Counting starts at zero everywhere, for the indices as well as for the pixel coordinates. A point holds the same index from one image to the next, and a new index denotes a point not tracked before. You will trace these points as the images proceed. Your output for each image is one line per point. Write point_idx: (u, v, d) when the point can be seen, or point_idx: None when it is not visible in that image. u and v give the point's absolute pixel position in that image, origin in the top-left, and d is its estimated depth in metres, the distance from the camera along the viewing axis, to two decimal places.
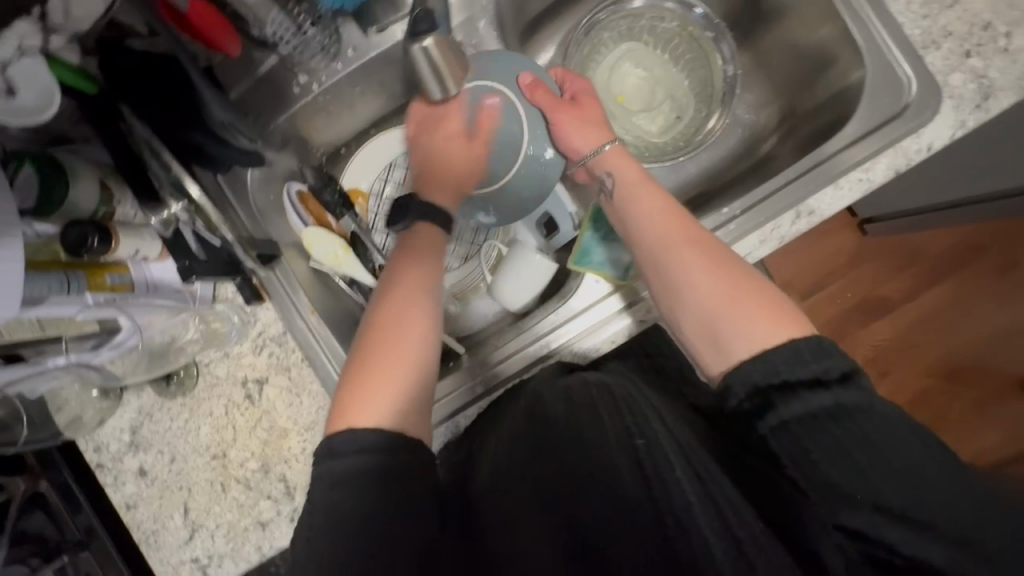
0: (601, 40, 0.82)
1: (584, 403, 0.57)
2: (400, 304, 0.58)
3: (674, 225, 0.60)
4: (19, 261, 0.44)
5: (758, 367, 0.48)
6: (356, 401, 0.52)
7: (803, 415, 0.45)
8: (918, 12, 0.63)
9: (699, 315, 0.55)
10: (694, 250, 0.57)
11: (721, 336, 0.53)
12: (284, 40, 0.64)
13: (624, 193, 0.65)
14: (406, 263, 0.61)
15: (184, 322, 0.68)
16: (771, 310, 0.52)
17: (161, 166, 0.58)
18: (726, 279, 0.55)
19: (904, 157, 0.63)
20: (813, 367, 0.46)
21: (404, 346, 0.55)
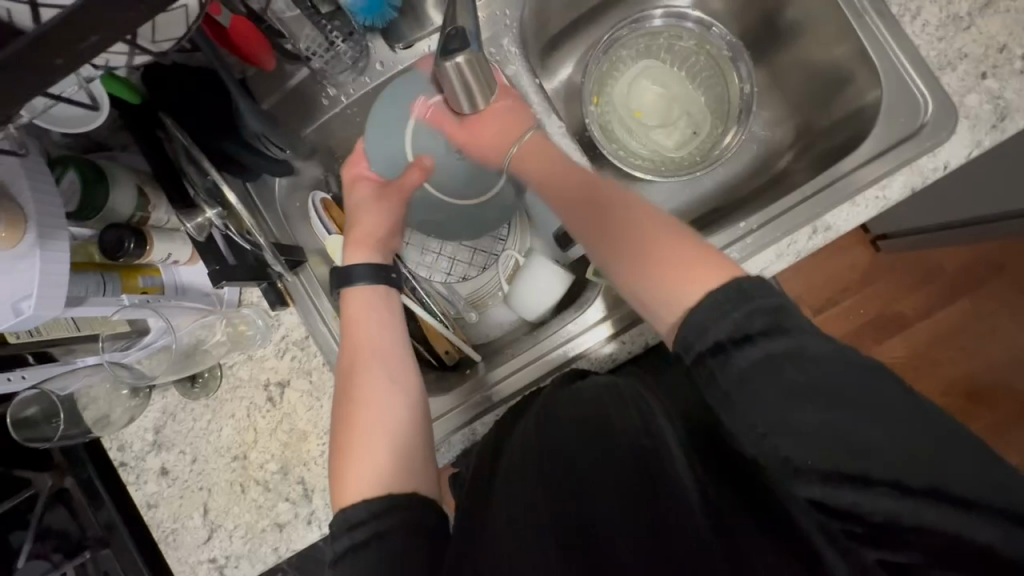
0: (619, 57, 0.84)
1: (592, 400, 0.59)
2: (363, 372, 0.60)
3: (605, 207, 0.60)
4: (68, 262, 0.46)
5: (703, 316, 0.49)
6: (347, 475, 0.54)
7: (746, 367, 0.46)
8: (934, 34, 0.64)
9: (636, 280, 0.56)
10: (626, 228, 0.58)
11: (657, 294, 0.54)
12: (316, 55, 0.66)
13: (564, 182, 0.63)
14: (359, 323, 0.62)
15: (210, 324, 0.69)
16: (698, 261, 0.53)
17: (198, 173, 0.60)
18: (655, 244, 0.55)
19: (921, 175, 0.64)
20: (733, 317, 0.47)
21: (370, 411, 0.58)
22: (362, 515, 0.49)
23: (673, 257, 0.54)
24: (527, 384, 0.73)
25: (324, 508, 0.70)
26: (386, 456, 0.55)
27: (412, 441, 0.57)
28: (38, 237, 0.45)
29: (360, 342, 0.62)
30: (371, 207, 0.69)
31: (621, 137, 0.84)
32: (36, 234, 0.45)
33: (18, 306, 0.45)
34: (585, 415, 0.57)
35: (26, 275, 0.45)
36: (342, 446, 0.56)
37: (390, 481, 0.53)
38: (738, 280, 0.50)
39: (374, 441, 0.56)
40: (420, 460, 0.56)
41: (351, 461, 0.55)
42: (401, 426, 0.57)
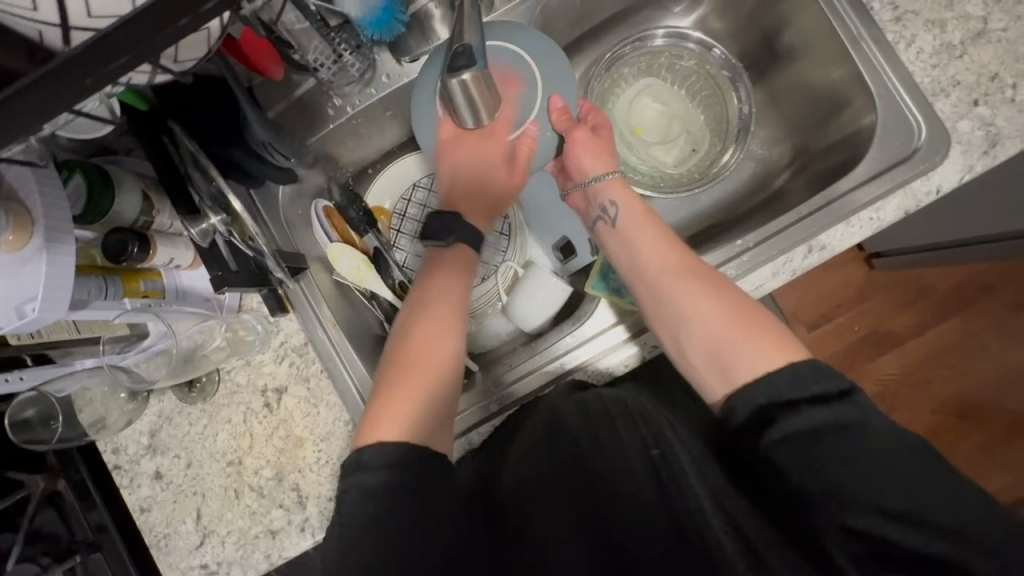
0: (621, 74, 0.85)
1: (600, 415, 0.59)
2: (429, 323, 0.60)
3: (668, 255, 0.63)
4: (73, 268, 0.47)
5: (762, 390, 0.50)
6: (383, 415, 0.53)
7: (807, 430, 0.46)
8: (927, 62, 0.66)
9: (702, 342, 0.57)
10: (689, 284, 0.60)
11: (726, 364, 0.55)
12: (323, 66, 0.67)
13: (626, 232, 0.67)
14: (440, 283, 0.62)
15: (210, 328, 0.69)
16: (770, 336, 0.54)
17: (202, 178, 0.60)
18: (727, 313, 0.57)
19: (914, 198, 0.66)
20: (812, 390, 0.48)
21: (427, 364, 0.57)
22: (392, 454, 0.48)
23: (748, 331, 0.55)
24: (523, 395, 0.74)
25: (318, 515, 0.70)
26: (426, 412, 0.54)
27: (451, 403, 0.57)
28: (45, 242, 0.45)
29: (436, 298, 0.61)
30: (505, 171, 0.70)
31: (622, 153, 0.85)
32: (43, 239, 0.45)
33: (22, 309, 0.45)
34: (589, 433, 0.58)
35: (32, 279, 0.45)
36: (392, 381, 0.56)
37: (413, 433, 0.52)
38: (812, 359, 0.50)
39: (418, 393, 0.55)
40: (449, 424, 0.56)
41: (389, 402, 0.54)
42: (448, 389, 0.57)
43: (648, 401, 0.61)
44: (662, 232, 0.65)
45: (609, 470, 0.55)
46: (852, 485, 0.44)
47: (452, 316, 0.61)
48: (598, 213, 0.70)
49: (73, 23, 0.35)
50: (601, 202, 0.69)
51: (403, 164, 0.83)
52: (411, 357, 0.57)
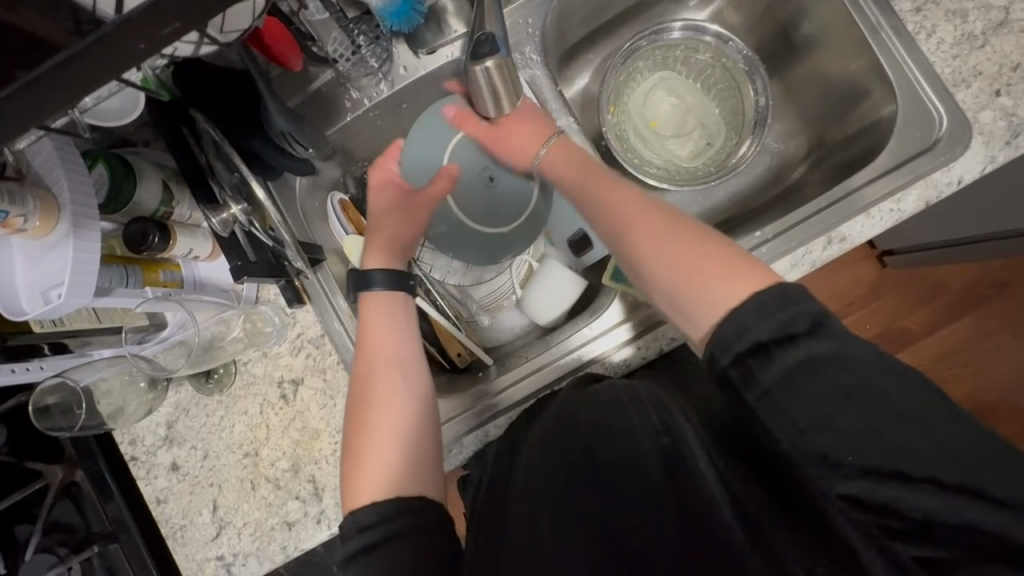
0: (636, 68, 0.85)
1: (611, 402, 0.61)
2: (378, 374, 0.63)
3: (628, 208, 0.62)
4: (98, 253, 0.47)
5: (731, 330, 0.49)
6: (355, 479, 0.57)
7: (781, 375, 0.46)
8: (949, 52, 0.66)
9: (671, 288, 0.56)
10: (646, 231, 0.59)
11: (694, 306, 0.54)
12: (343, 57, 0.67)
13: (586, 193, 0.65)
14: (380, 333, 0.65)
15: (227, 320, 0.70)
16: (736, 270, 0.53)
17: (225, 169, 0.61)
18: (696, 255, 0.55)
19: (935, 189, 0.65)
20: (777, 319, 0.47)
21: (384, 414, 0.60)
22: (370, 515, 0.52)
23: (716, 267, 0.54)
24: (538, 388, 0.74)
25: (334, 507, 0.70)
26: (399, 457, 0.58)
27: (426, 442, 0.60)
28: (72, 227, 0.45)
29: (378, 347, 0.64)
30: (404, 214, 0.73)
31: (637, 147, 0.85)
32: (71, 224, 0.45)
33: (48, 295, 0.46)
34: (603, 420, 0.59)
35: (59, 264, 0.45)
36: (354, 440, 0.60)
37: (390, 485, 0.56)
38: (779, 284, 0.50)
39: (380, 448, 0.58)
40: (430, 461, 0.59)
41: (356, 465, 0.58)
42: (416, 429, 0.61)
43: (662, 392, 0.63)
44: (621, 188, 0.64)
45: (619, 454, 0.55)
46: (876, 454, 0.43)
47: (392, 363, 0.64)
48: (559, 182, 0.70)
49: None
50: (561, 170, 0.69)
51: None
52: (361, 414, 0.61)
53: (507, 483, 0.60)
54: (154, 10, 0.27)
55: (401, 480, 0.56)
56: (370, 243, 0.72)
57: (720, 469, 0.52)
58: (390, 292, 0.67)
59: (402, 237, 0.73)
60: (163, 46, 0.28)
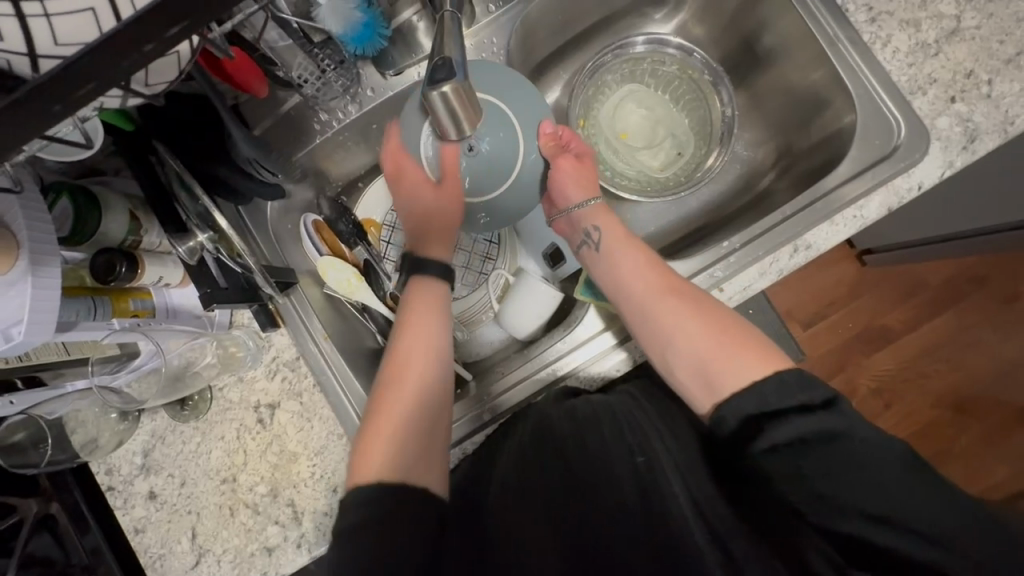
0: (605, 81, 0.86)
1: (589, 419, 0.62)
2: (409, 360, 0.62)
3: (657, 278, 0.63)
4: (58, 290, 0.47)
5: (747, 400, 0.49)
6: (371, 454, 0.55)
7: (793, 439, 0.45)
8: (904, 61, 0.67)
9: (691, 361, 0.57)
10: (679, 301, 0.60)
11: (710, 378, 0.55)
12: (307, 81, 0.67)
13: (610, 250, 0.68)
14: (418, 324, 0.63)
15: (201, 346, 0.70)
16: (755, 350, 0.54)
17: (189, 198, 0.60)
18: (716, 331, 0.57)
19: (897, 195, 0.66)
20: (800, 396, 0.47)
21: (405, 401, 0.59)
22: (369, 496, 0.50)
23: (735, 343, 0.55)
24: (515, 403, 0.74)
25: (314, 531, 0.70)
26: (409, 446, 0.56)
27: (434, 437, 0.59)
28: (30, 264, 0.45)
29: (415, 333, 0.63)
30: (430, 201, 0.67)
31: (609, 160, 0.86)
32: (28, 261, 0.45)
33: (9, 332, 0.45)
34: (577, 433, 0.60)
35: (16, 301, 0.45)
36: (371, 421, 0.58)
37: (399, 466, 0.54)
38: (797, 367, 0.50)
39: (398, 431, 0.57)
40: (434, 452, 0.58)
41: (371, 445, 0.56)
42: (430, 421, 0.60)
43: (638, 409, 0.65)
44: (648, 257, 0.66)
45: (595, 478, 0.56)
46: (845, 490, 0.44)
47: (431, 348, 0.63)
48: (584, 237, 0.72)
49: (41, 51, 0.34)
50: (585, 226, 0.71)
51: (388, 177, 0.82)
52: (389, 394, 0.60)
53: (479, 501, 0.58)
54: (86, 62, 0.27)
55: (409, 465, 0.55)
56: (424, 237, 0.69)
57: (689, 490, 0.52)
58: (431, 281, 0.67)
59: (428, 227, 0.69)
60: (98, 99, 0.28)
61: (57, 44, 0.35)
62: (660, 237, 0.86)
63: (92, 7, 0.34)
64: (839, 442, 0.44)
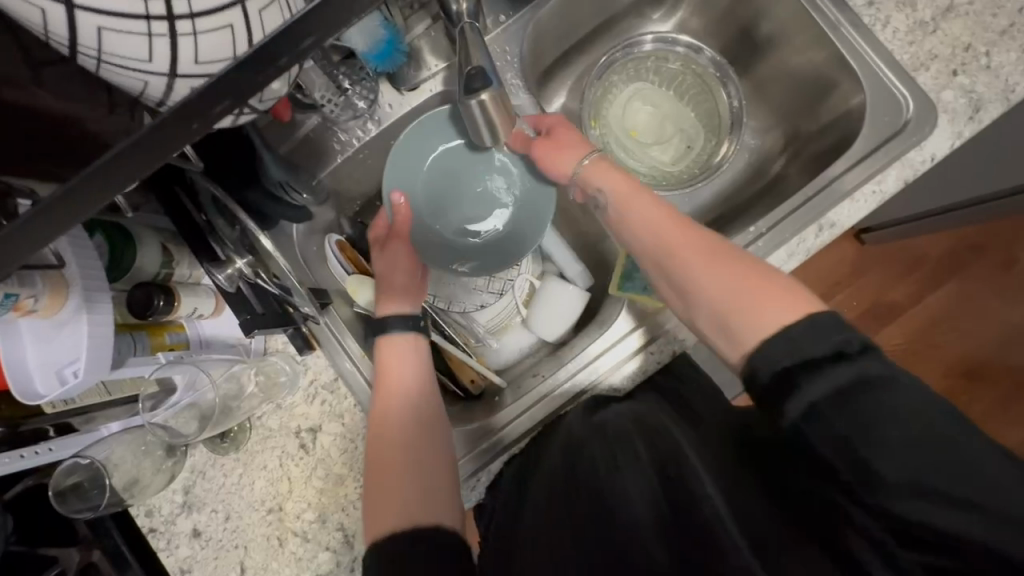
0: (611, 82, 0.88)
1: (617, 433, 0.60)
2: (389, 410, 0.63)
3: (671, 233, 0.62)
4: (112, 328, 0.46)
5: (780, 344, 0.49)
6: (378, 513, 0.56)
7: (829, 393, 0.45)
8: (904, 40, 0.70)
9: (714, 314, 0.57)
10: (694, 250, 0.60)
11: (733, 330, 0.55)
12: (330, 102, 0.67)
13: (621, 213, 0.67)
14: (397, 374, 0.65)
15: (239, 375, 0.68)
16: (783, 300, 0.53)
17: (224, 224, 0.59)
18: (738, 283, 0.57)
19: (911, 168, 0.68)
20: (834, 337, 0.47)
21: (398, 450, 0.60)
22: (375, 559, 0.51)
23: (756, 289, 0.54)
24: (557, 407, 0.74)
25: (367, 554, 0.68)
26: (418, 493, 0.57)
27: (440, 476, 0.60)
28: (82, 302, 0.45)
29: (389, 385, 0.64)
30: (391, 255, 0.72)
31: (621, 159, 0.87)
32: (80, 300, 0.45)
33: (62, 373, 0.45)
34: (610, 450, 0.59)
35: (72, 341, 0.45)
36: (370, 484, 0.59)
37: (407, 516, 0.55)
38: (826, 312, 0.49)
39: (399, 481, 0.58)
40: (438, 493, 0.58)
41: (379, 504, 0.57)
42: (424, 457, 0.60)
43: (671, 420, 0.62)
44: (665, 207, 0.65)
45: (616, 488, 0.55)
46: (894, 458, 0.42)
47: (406, 397, 0.64)
48: (592, 202, 0.70)
49: (181, 70, 0.32)
50: (592, 190, 0.69)
51: None
52: (380, 451, 0.61)
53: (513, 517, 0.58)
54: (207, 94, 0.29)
55: (418, 510, 0.56)
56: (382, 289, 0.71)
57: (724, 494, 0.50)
58: (398, 333, 0.67)
59: (413, 280, 0.72)
60: (214, 122, 0.30)
61: (199, 61, 0.32)
62: None
63: (231, 23, 0.32)
64: (873, 386, 0.44)
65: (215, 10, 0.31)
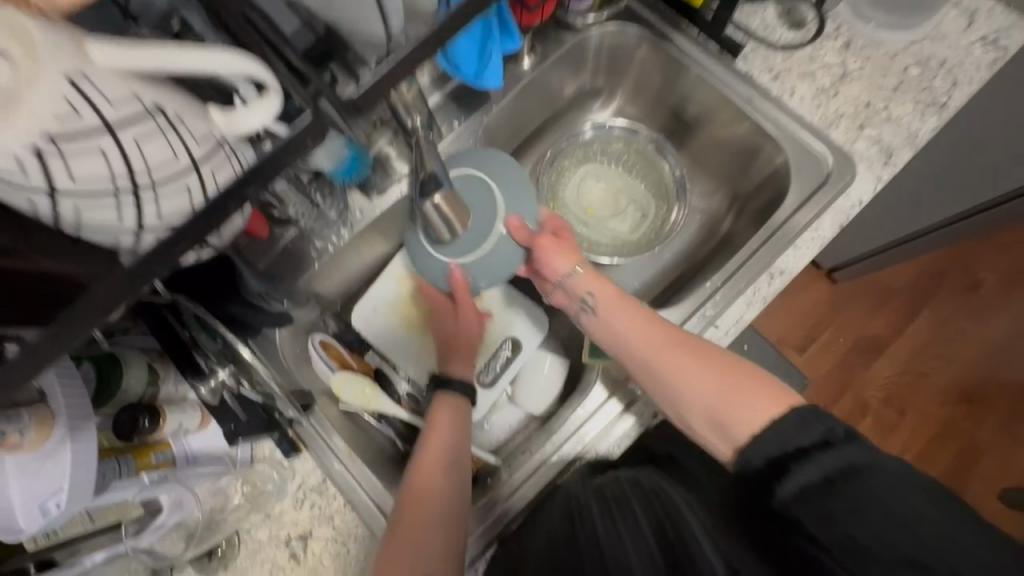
0: (563, 166, 0.96)
1: (614, 499, 0.63)
2: (427, 478, 0.64)
3: (659, 334, 0.65)
4: (94, 451, 0.48)
5: (772, 443, 0.51)
6: None
7: (819, 481, 0.47)
8: (811, 105, 0.79)
9: (703, 410, 0.60)
10: (681, 348, 0.63)
11: (726, 426, 0.57)
12: (304, 216, 0.75)
13: (607, 313, 0.69)
14: (442, 439, 0.67)
15: (225, 488, 0.69)
16: (768, 392, 0.57)
17: (208, 338, 0.63)
18: (721, 375, 0.60)
19: (843, 213, 0.75)
20: (824, 425, 0.49)
21: (425, 517, 0.61)
22: None
23: (744, 390, 0.57)
24: (548, 482, 0.73)
25: None
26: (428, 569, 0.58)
27: (454, 552, 0.61)
28: (68, 432, 0.47)
29: (433, 452, 0.66)
30: (461, 321, 0.78)
31: (581, 235, 0.94)
32: (66, 429, 0.47)
33: (45, 506, 0.45)
34: (606, 518, 0.62)
35: (55, 470, 0.46)
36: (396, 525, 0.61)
37: None
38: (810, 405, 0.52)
39: (416, 549, 0.59)
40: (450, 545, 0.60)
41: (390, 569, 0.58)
42: (446, 531, 0.61)
43: (664, 478, 0.66)
44: (644, 308, 0.68)
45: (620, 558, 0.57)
46: (871, 535, 0.44)
47: (446, 463, 0.65)
48: (579, 304, 0.72)
49: (146, 224, 0.32)
50: (580, 292, 0.72)
51: (392, 270, 0.84)
52: (405, 511, 0.62)
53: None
54: (167, 239, 0.35)
55: None
56: (455, 352, 0.78)
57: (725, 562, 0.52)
58: (454, 400, 0.71)
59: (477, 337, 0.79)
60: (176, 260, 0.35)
61: (161, 218, 0.33)
62: (649, 290, 0.92)
63: (189, 185, 0.33)
64: (860, 476, 0.46)
65: (177, 176, 0.32)
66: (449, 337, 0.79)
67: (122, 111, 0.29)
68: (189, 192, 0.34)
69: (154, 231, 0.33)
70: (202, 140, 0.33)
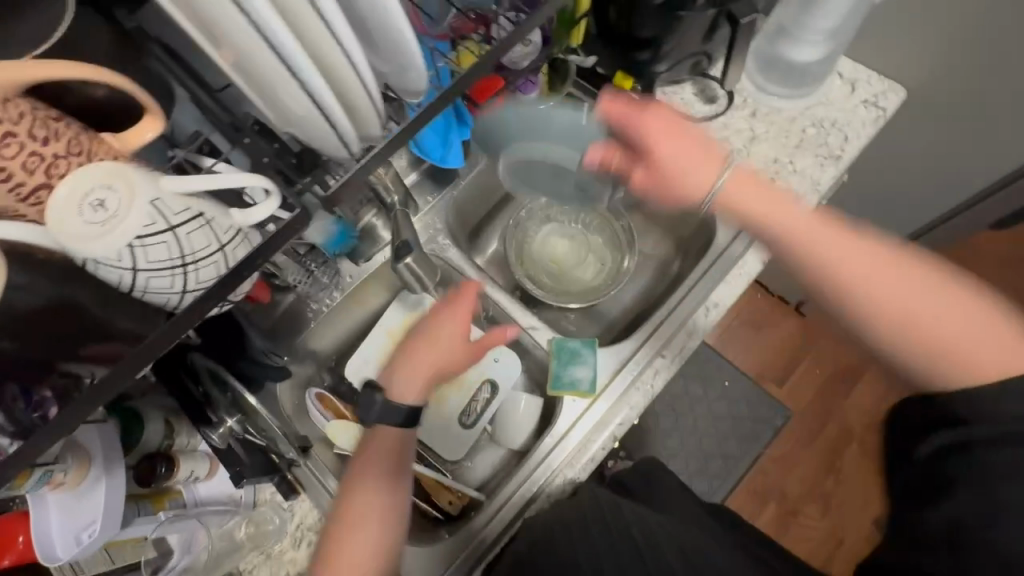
0: (528, 225, 1.09)
1: (589, 520, 0.71)
2: (356, 513, 0.67)
3: (857, 261, 0.59)
4: (122, 488, 0.57)
5: (995, 392, 0.54)
6: None
7: (963, 442, 0.55)
8: (729, 163, 0.93)
9: (903, 340, 0.58)
10: (893, 269, 0.59)
11: (937, 366, 0.57)
12: (301, 283, 0.86)
13: (802, 241, 0.61)
14: (373, 474, 0.68)
15: (232, 530, 0.76)
16: (1000, 342, 0.55)
17: (220, 392, 0.71)
18: (944, 302, 0.57)
19: (764, 251, 0.88)
20: (1010, 406, 0.53)
21: (352, 548, 0.66)
22: None
23: (957, 335, 0.56)
24: (522, 508, 0.80)
25: None
26: None
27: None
28: (103, 471, 0.56)
29: (364, 488, 0.68)
30: (456, 352, 0.74)
31: (547, 286, 1.06)
32: (102, 469, 0.56)
33: (79, 536, 0.53)
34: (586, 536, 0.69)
35: (90, 505, 0.55)
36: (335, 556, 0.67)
37: None
38: None
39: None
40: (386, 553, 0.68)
41: None
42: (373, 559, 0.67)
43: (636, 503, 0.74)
44: (852, 234, 0.61)
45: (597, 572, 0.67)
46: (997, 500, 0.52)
47: (376, 497, 0.68)
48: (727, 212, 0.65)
49: (188, 288, 0.44)
50: (737, 197, 0.64)
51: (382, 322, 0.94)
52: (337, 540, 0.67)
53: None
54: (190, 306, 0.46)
55: None
56: (409, 360, 0.73)
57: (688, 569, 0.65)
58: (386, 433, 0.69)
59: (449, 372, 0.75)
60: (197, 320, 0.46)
61: (199, 283, 0.44)
62: (613, 329, 1.04)
63: (217, 259, 0.44)
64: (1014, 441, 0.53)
65: (208, 255, 0.43)
66: (432, 353, 0.73)
67: (176, 217, 0.41)
68: (218, 262, 0.44)
69: (193, 292, 0.44)
70: (228, 232, 0.44)
